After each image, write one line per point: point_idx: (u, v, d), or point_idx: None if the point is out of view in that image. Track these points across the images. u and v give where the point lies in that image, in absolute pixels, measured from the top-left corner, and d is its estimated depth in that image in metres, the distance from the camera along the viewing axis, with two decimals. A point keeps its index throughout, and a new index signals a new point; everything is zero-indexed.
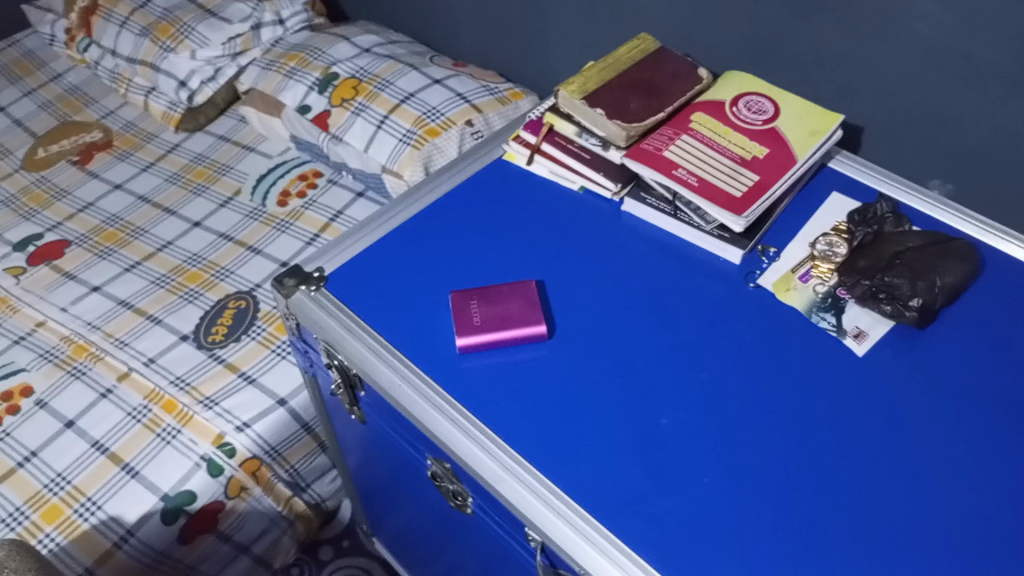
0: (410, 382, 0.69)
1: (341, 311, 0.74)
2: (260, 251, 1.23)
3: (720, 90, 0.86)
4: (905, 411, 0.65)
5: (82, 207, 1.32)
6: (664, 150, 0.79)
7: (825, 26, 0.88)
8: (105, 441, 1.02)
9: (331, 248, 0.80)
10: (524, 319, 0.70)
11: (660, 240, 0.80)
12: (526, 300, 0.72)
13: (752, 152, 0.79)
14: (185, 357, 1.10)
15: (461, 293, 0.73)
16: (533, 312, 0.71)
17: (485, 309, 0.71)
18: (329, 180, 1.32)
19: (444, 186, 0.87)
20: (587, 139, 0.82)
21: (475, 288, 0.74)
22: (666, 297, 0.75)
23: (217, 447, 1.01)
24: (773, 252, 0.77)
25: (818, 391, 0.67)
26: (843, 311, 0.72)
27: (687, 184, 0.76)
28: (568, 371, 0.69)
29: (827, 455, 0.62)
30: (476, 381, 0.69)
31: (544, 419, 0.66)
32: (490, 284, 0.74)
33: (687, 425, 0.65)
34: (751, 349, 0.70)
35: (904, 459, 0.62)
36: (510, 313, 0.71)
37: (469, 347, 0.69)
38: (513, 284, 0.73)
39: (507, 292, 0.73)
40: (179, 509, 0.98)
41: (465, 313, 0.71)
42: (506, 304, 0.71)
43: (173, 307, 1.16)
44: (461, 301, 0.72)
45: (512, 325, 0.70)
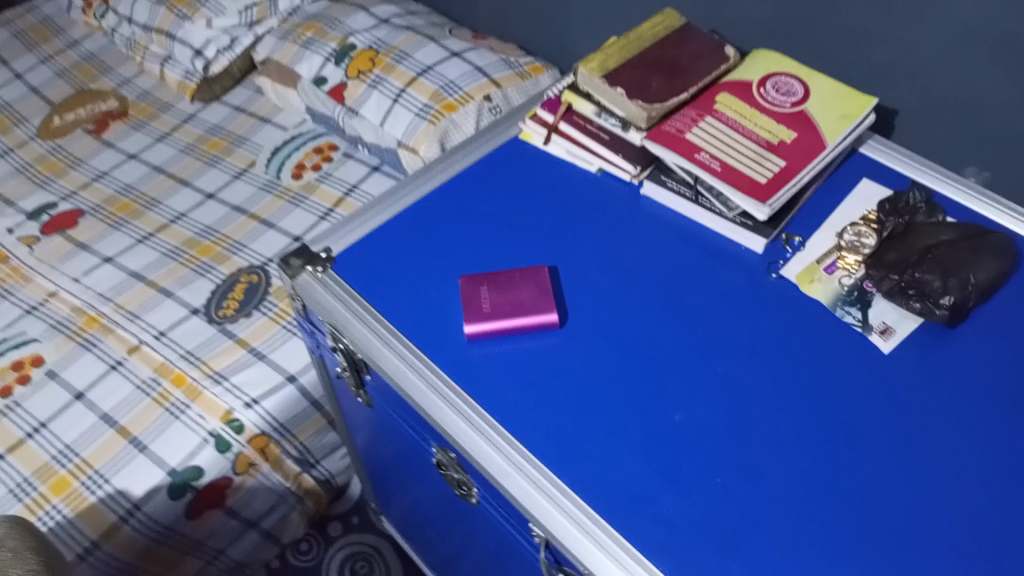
0: (414, 368, 0.67)
1: (346, 294, 0.72)
2: (273, 225, 1.21)
3: (747, 70, 0.82)
4: (928, 411, 0.62)
5: (96, 176, 1.31)
6: (686, 132, 0.76)
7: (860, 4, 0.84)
8: (113, 414, 1.02)
9: (339, 228, 0.77)
10: (535, 306, 0.68)
11: (678, 226, 0.77)
12: (537, 287, 0.69)
13: (779, 136, 0.75)
14: (196, 332, 1.09)
15: (469, 280, 0.71)
16: (544, 299, 0.69)
17: (494, 297, 0.69)
18: (345, 154, 1.30)
19: (459, 165, 0.84)
20: (606, 118, 0.80)
21: (485, 273, 0.72)
22: (683, 286, 0.72)
23: (225, 424, 1.01)
24: (798, 241, 0.74)
25: (837, 389, 0.64)
26: (869, 306, 0.69)
27: (709, 170, 0.73)
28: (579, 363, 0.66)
29: (845, 455, 0.60)
30: (483, 370, 0.67)
31: (552, 410, 0.64)
32: (500, 270, 0.72)
33: (700, 421, 0.63)
34: (769, 343, 0.67)
35: (926, 462, 0.59)
36: (520, 300, 0.68)
37: (478, 334, 0.67)
38: (523, 271, 0.71)
39: (517, 279, 0.70)
40: (186, 484, 0.98)
41: (474, 301, 0.69)
42: (516, 291, 0.69)
43: (185, 280, 1.15)
44: (469, 289, 0.70)
45: (523, 313, 0.68)
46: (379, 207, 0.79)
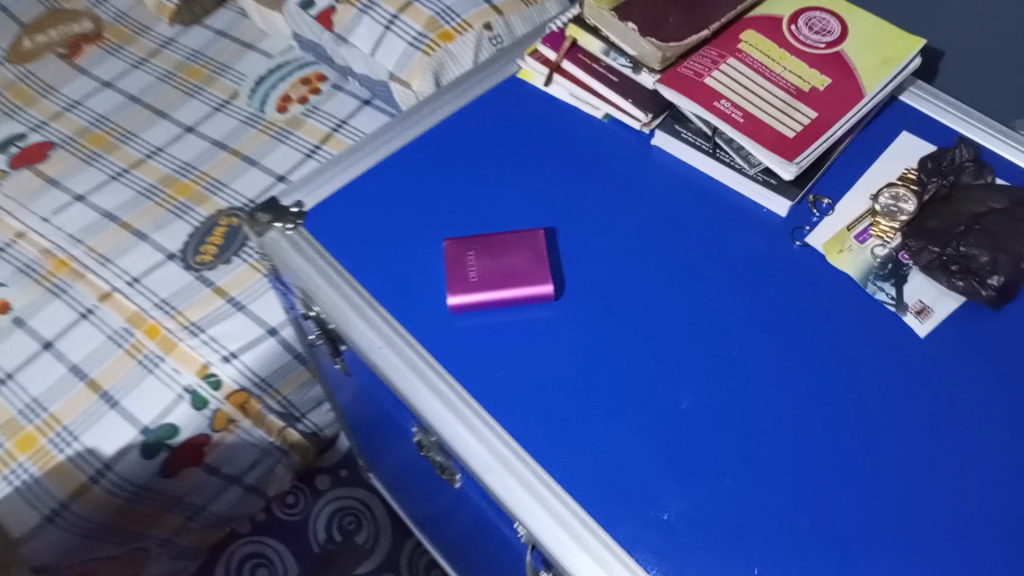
0: (390, 343, 0.60)
1: (318, 256, 0.65)
2: (256, 162, 1.13)
3: (776, 3, 0.72)
4: (963, 405, 0.56)
5: (68, 105, 1.22)
6: (705, 76, 0.67)
7: None
8: (84, 365, 0.96)
9: (312, 178, 0.69)
10: (529, 275, 0.60)
11: (692, 182, 0.69)
12: (531, 254, 0.62)
13: (812, 83, 0.66)
14: (172, 278, 1.01)
15: (455, 244, 0.63)
16: (539, 267, 0.61)
17: (482, 264, 0.61)
18: (334, 86, 1.20)
19: (450, 106, 0.75)
20: (616, 57, 0.71)
21: (473, 236, 0.64)
22: (695, 253, 0.64)
23: (202, 379, 0.95)
24: (826, 204, 0.65)
25: (864, 376, 0.57)
26: (905, 281, 0.61)
27: (730, 121, 0.64)
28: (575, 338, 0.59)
29: (868, 455, 0.54)
30: (467, 346, 0.60)
31: (543, 394, 0.57)
32: (491, 232, 0.64)
33: (708, 412, 0.56)
34: (790, 321, 0.60)
35: (959, 466, 0.53)
36: (511, 268, 0.61)
37: (464, 306, 0.60)
38: (515, 234, 0.63)
39: (509, 243, 0.63)
40: (160, 443, 0.92)
41: (460, 269, 0.61)
42: (507, 257, 0.62)
43: (161, 222, 1.07)
44: (454, 254, 0.62)
45: (514, 282, 0.60)
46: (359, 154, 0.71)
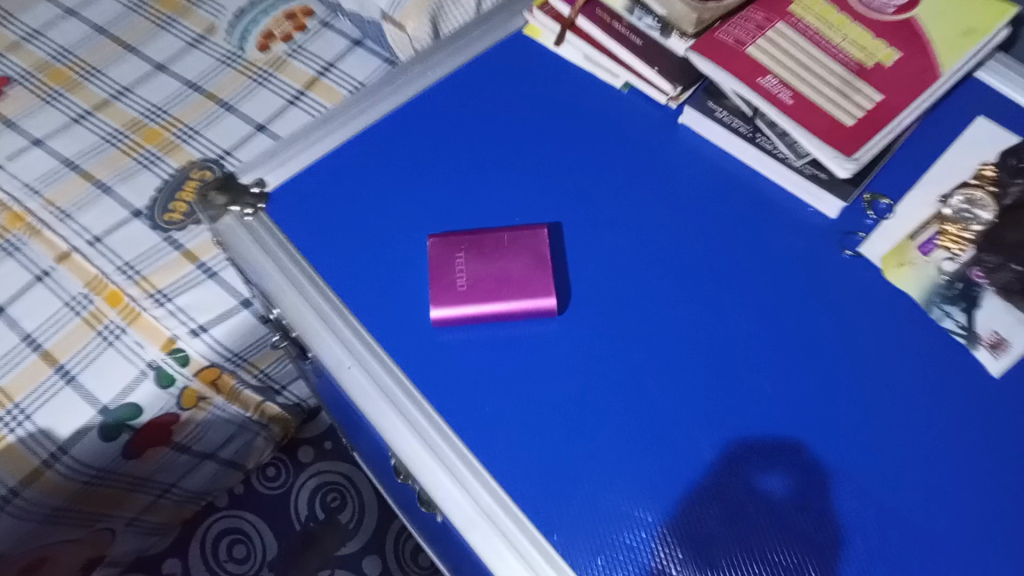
0: (360, 362, 0.54)
1: (284, 254, 0.58)
2: (233, 108, 1.02)
3: None
4: (1020, 462, 0.49)
5: (27, 35, 1.10)
6: (747, 45, 0.56)
7: None
8: (38, 336, 0.87)
9: (278, 153, 0.62)
10: (524, 284, 0.52)
11: (722, 176, 0.60)
12: (532, 257, 0.54)
13: (877, 58, 0.55)
14: (136, 239, 0.92)
15: (442, 246, 0.55)
16: (540, 275, 0.53)
17: (472, 271, 0.53)
18: (322, 22, 1.07)
19: (444, 69, 0.66)
20: (640, 17, 0.60)
21: (465, 237, 0.56)
22: (720, 262, 0.57)
23: (167, 354, 0.86)
24: (885, 205, 0.56)
25: (906, 423, 0.51)
26: (976, 306, 0.53)
27: (776, 103, 0.54)
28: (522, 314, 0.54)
29: (902, 518, 0.48)
30: (452, 366, 0.53)
31: (536, 430, 0.51)
32: (487, 231, 0.56)
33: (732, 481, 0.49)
34: (826, 352, 0.53)
35: (1004, 533, 0.47)
36: (506, 276, 0.53)
37: (448, 320, 0.53)
38: (515, 234, 0.55)
39: (504, 246, 0.54)
40: (121, 424, 0.84)
41: (446, 277, 0.53)
42: (502, 262, 0.54)
43: (127, 173, 0.97)
44: (439, 259, 0.54)
45: (510, 294, 0.52)
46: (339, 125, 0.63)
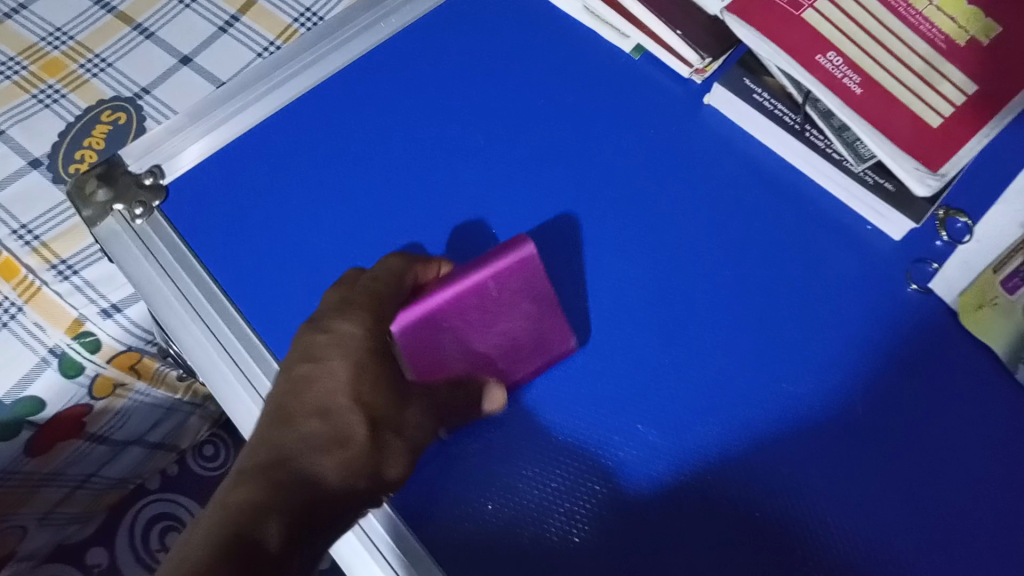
0: (241, 381, 0.61)
1: (170, 273, 0.64)
2: (152, 36, 0.85)
3: None
4: (943, 469, 0.56)
5: None
6: (804, 9, 0.56)
7: None
8: None
9: (208, 115, 0.70)
10: (536, 347, 0.59)
11: (689, 154, 0.67)
12: (535, 310, 0.59)
13: (969, 35, 0.57)
14: (36, 195, 0.77)
15: (414, 322, 0.55)
16: (548, 326, 0.60)
17: (468, 345, 0.58)
18: None
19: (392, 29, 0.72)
20: None
21: (435, 296, 0.56)
22: (679, 236, 0.65)
23: (73, 339, 0.73)
24: (963, 225, 0.64)
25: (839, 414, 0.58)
26: None
27: (849, 91, 0.55)
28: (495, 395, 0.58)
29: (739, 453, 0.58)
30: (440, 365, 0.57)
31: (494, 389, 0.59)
32: (463, 279, 0.57)
33: (625, 437, 0.59)
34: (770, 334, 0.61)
35: (911, 513, 0.55)
36: (508, 345, 0.59)
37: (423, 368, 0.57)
38: (499, 280, 0.58)
39: (498, 305, 0.58)
40: (20, 421, 0.72)
41: (438, 362, 0.57)
42: (499, 330, 0.58)
43: (24, 114, 0.81)
44: (416, 341, 0.56)
45: (517, 367, 0.59)
46: (323, 101, 0.70)
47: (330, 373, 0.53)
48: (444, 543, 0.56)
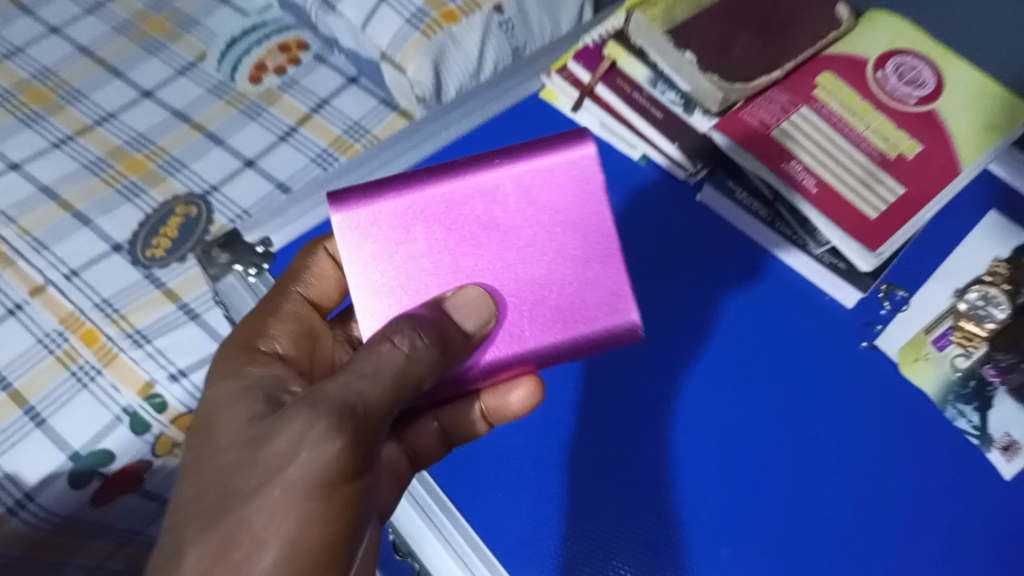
0: None
1: None
2: (222, 142, 0.99)
3: (860, 41, 0.59)
4: None
5: (8, 51, 1.07)
6: (771, 126, 0.56)
7: None
8: (7, 373, 0.84)
9: None
10: (576, 314, 0.44)
11: None
12: (578, 253, 0.45)
13: (900, 149, 0.55)
14: (115, 274, 0.89)
15: (365, 199, 0.45)
16: (602, 289, 0.45)
17: (437, 276, 0.44)
18: (316, 57, 1.05)
19: None
20: (663, 89, 0.60)
21: (415, 183, 0.45)
22: None
23: (144, 399, 0.82)
24: (900, 296, 0.57)
25: None
26: (991, 406, 0.52)
27: (801, 190, 0.54)
28: (467, 327, 0.42)
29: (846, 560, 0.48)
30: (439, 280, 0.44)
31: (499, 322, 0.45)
32: (468, 178, 0.45)
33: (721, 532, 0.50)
34: None
35: None
36: (515, 288, 0.45)
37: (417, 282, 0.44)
38: (522, 184, 0.45)
39: (510, 225, 0.45)
40: (91, 470, 0.80)
41: (394, 290, 0.44)
42: (502, 262, 0.45)
43: (108, 205, 0.94)
44: (369, 225, 0.45)
45: (519, 326, 0.45)
46: None
47: (199, 437, 0.44)
48: (485, 524, 0.52)
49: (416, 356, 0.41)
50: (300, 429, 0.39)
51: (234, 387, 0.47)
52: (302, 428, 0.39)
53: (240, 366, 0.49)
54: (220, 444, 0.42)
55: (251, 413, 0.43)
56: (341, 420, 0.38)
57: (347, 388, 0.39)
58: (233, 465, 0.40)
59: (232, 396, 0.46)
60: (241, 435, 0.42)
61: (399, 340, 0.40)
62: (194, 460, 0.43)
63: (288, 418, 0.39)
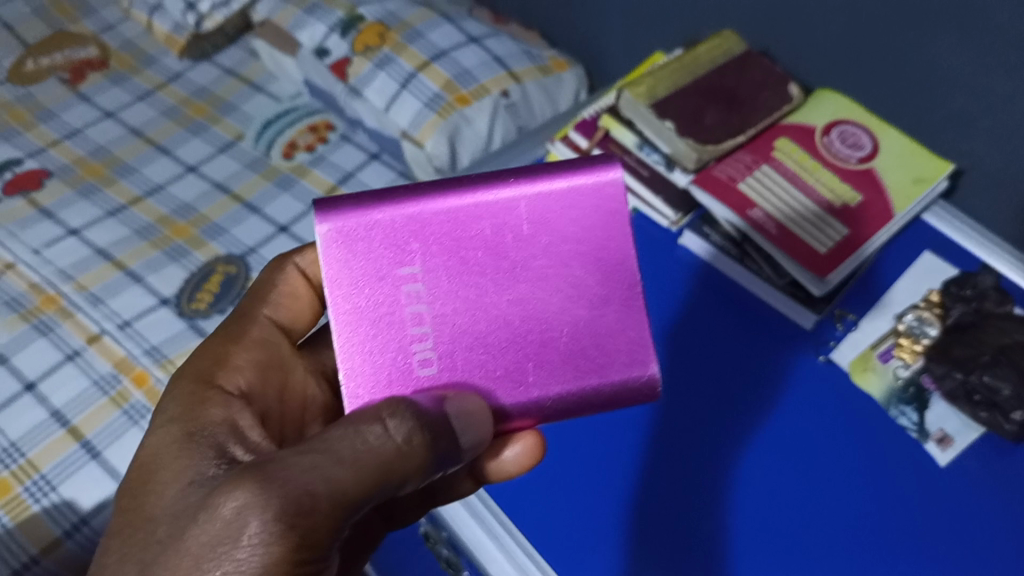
0: None
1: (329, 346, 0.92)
2: (258, 210, 1.10)
3: (810, 112, 0.72)
4: None
5: (68, 133, 1.21)
6: (738, 182, 0.68)
7: (930, 68, 0.72)
8: (65, 411, 0.93)
9: None
10: (589, 359, 0.44)
11: None
12: (597, 291, 0.44)
13: (843, 199, 0.67)
14: (163, 324, 0.99)
15: (357, 211, 0.44)
16: (622, 335, 0.44)
17: (435, 303, 0.44)
18: (342, 136, 1.19)
19: None
20: (649, 152, 0.73)
21: (419, 198, 0.44)
22: None
23: None
24: (851, 320, 0.68)
25: None
26: (927, 407, 0.63)
27: (763, 231, 0.65)
28: (469, 420, 0.42)
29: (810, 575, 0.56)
30: (433, 306, 0.44)
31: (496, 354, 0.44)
32: (479, 197, 0.44)
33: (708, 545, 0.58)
34: None
35: None
36: (519, 321, 0.44)
37: (410, 304, 0.44)
38: (537, 210, 0.44)
39: (519, 256, 0.44)
40: None
41: (386, 314, 0.44)
42: (509, 297, 0.44)
43: (156, 264, 1.04)
44: (360, 238, 0.44)
45: (524, 370, 0.44)
46: None
47: (141, 486, 0.46)
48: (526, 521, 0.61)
49: (408, 449, 0.42)
50: (247, 507, 0.39)
51: (177, 435, 0.48)
52: (247, 509, 0.39)
53: (193, 409, 0.50)
54: (160, 514, 0.44)
55: (194, 475, 0.45)
56: (294, 510, 0.39)
57: (312, 471, 0.40)
58: (165, 538, 0.42)
59: (176, 447, 0.48)
60: (177, 504, 0.44)
61: (392, 422, 0.42)
62: (125, 517, 0.46)
63: (233, 494, 0.40)
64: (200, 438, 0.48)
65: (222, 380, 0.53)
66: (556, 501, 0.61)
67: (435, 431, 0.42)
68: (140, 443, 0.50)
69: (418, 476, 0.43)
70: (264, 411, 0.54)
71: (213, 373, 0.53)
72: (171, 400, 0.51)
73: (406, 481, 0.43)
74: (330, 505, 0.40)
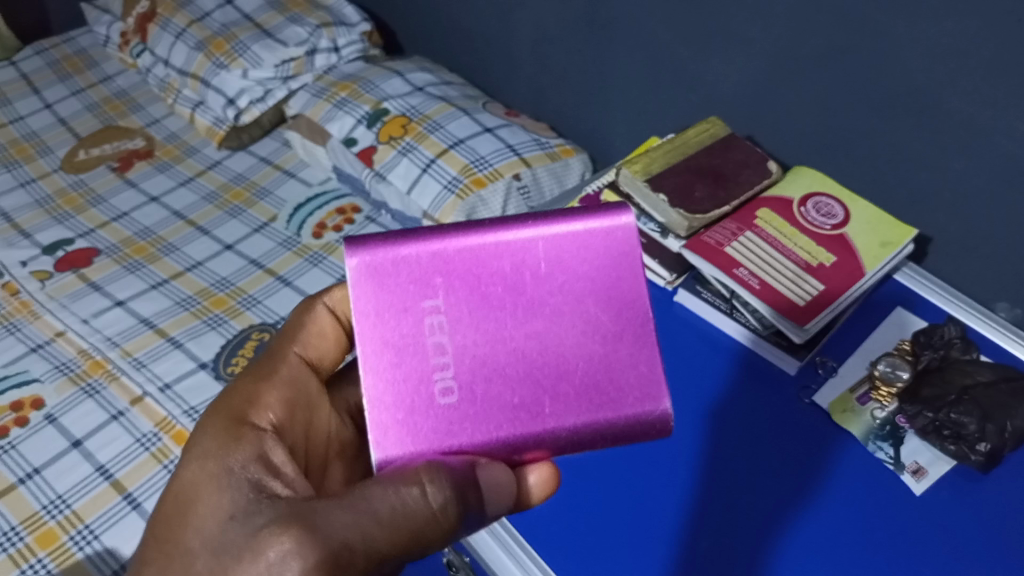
0: None
1: None
2: (289, 283, 1.20)
3: (788, 187, 0.82)
4: None
5: (116, 216, 1.31)
6: (726, 245, 0.77)
7: (894, 149, 0.81)
8: (109, 466, 1.00)
9: None
10: (603, 393, 0.46)
11: None
12: (611, 327, 0.46)
13: (819, 259, 0.76)
14: (201, 387, 1.06)
15: (384, 247, 0.46)
16: (634, 370, 0.46)
17: (457, 335, 0.45)
18: (367, 217, 1.29)
19: None
20: (646, 221, 0.83)
21: (442, 236, 0.47)
22: None
23: None
24: (831, 365, 0.77)
25: None
26: (901, 442, 0.71)
27: (748, 286, 0.74)
28: (496, 484, 0.45)
29: None
30: (453, 339, 0.45)
31: (513, 385, 0.45)
32: (499, 237, 0.47)
33: None
34: None
35: None
36: (536, 354, 0.46)
37: (431, 336, 0.46)
38: (553, 249, 0.47)
39: (537, 293, 0.46)
40: None
41: (409, 344, 0.45)
42: (527, 331, 0.46)
43: (196, 332, 1.13)
44: (387, 272, 0.46)
45: (540, 402, 0.45)
46: None
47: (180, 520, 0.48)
48: (544, 546, 0.66)
49: (441, 515, 0.44)
50: (290, 552, 0.43)
51: (213, 470, 0.49)
52: (289, 555, 0.43)
53: (226, 446, 0.50)
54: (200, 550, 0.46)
55: (233, 509, 0.47)
56: (333, 561, 0.43)
57: (352, 526, 0.43)
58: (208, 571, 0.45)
59: (211, 480, 0.49)
60: (218, 538, 0.46)
61: (430, 488, 0.43)
62: (159, 547, 0.48)
63: (280, 539, 0.43)
64: (234, 473, 0.49)
65: (254, 418, 0.53)
66: (570, 528, 0.67)
67: (464, 488, 0.44)
68: (172, 477, 0.50)
69: (441, 534, 0.46)
70: (292, 446, 0.55)
71: (245, 412, 0.53)
72: (203, 435, 0.52)
73: (429, 543, 0.46)
74: (365, 560, 0.43)
